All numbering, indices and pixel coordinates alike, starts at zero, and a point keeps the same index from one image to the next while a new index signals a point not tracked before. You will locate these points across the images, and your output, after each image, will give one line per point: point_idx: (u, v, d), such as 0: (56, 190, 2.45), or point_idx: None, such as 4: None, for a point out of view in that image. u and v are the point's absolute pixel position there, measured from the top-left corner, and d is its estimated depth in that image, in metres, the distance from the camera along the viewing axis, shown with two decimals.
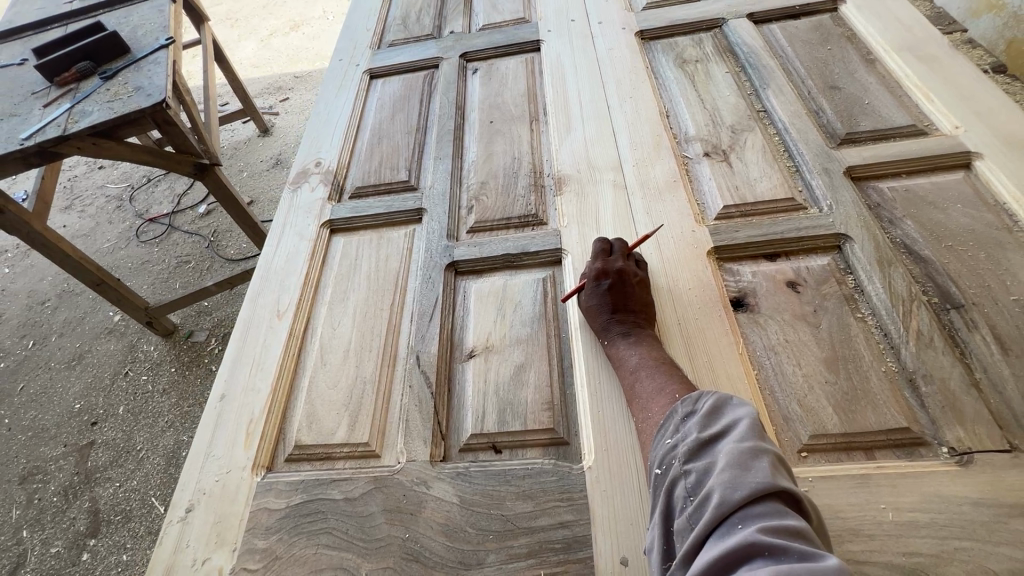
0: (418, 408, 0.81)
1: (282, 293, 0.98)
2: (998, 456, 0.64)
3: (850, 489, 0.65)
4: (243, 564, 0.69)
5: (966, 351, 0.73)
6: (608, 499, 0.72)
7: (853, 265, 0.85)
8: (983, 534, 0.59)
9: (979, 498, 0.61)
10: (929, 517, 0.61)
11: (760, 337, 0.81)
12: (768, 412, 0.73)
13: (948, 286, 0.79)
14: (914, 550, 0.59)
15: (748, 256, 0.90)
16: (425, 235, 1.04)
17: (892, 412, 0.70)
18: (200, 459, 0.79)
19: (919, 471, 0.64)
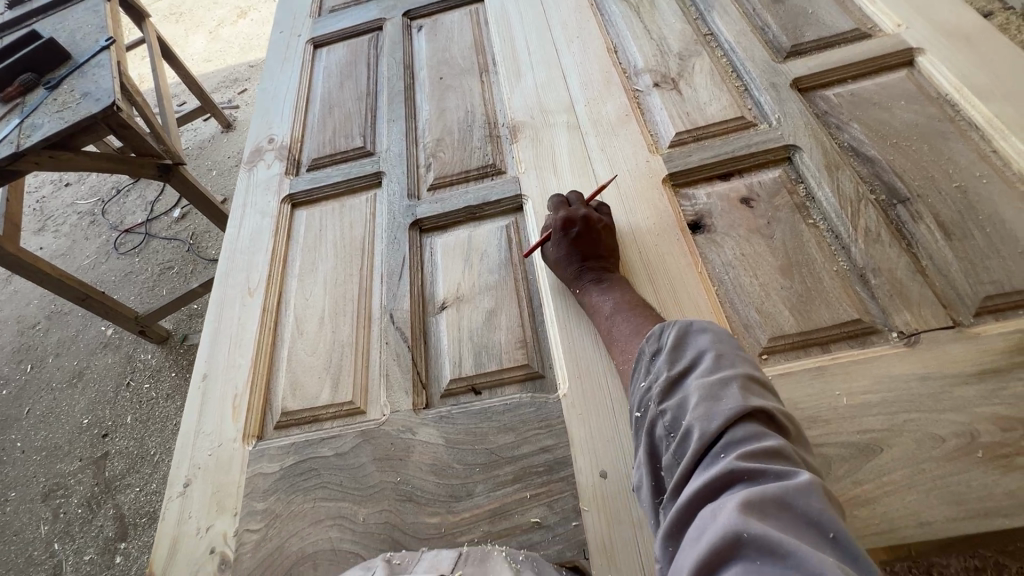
0: (397, 362, 0.88)
1: (252, 272, 1.07)
2: (942, 333, 0.71)
3: (807, 381, 0.71)
4: (246, 525, 0.78)
5: (913, 242, 0.80)
6: (584, 420, 0.76)
7: (803, 174, 0.91)
8: (929, 403, 0.66)
9: (925, 374, 0.68)
10: (880, 397, 0.68)
11: (717, 254, 0.86)
12: (729, 323, 0.80)
13: (894, 182, 0.86)
14: (867, 427, 0.66)
15: (705, 180, 0.97)
16: (388, 197, 1.10)
17: (845, 306, 0.76)
18: (193, 437, 0.89)
19: (872, 355, 0.72)
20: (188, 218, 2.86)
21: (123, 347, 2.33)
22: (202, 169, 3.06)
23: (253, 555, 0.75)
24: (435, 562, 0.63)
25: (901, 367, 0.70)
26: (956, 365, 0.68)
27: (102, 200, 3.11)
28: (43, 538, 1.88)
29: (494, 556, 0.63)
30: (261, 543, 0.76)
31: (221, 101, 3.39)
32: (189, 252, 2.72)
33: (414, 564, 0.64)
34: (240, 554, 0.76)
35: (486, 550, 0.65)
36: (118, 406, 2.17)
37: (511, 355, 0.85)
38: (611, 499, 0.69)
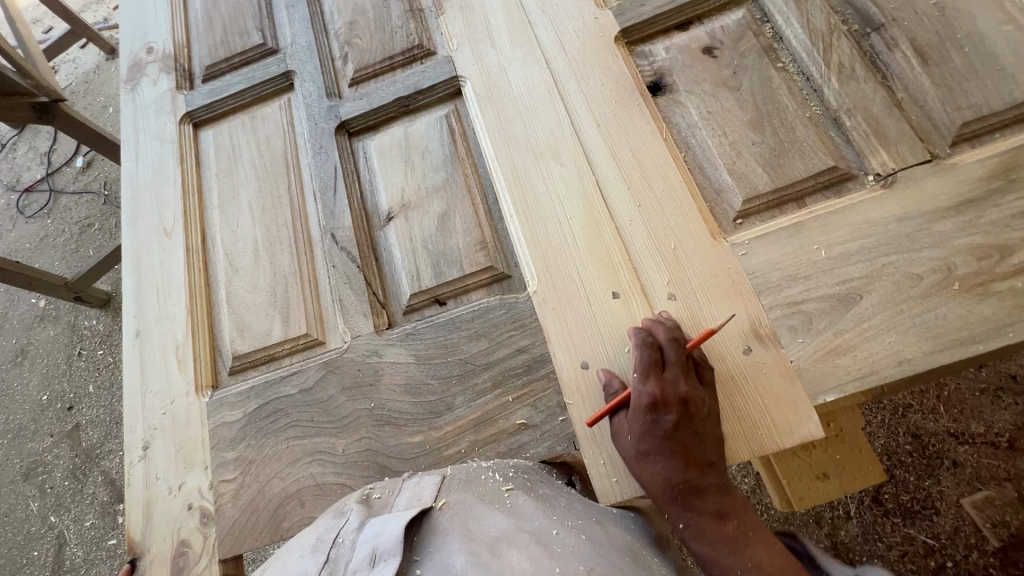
0: (349, 285, 0.79)
1: (163, 210, 0.92)
2: (919, 169, 0.67)
3: (785, 240, 0.67)
4: (220, 476, 0.73)
5: (888, 74, 0.73)
6: (558, 315, 0.71)
7: (769, 13, 0.81)
8: (907, 243, 0.64)
9: (903, 215, 0.65)
10: (859, 245, 0.65)
11: (682, 116, 0.78)
12: (700, 191, 0.74)
13: (867, 8, 0.76)
14: (848, 278, 0.64)
15: (661, 33, 0.85)
16: (304, 100, 0.94)
17: (819, 155, 0.71)
18: (140, 397, 0.81)
19: (850, 202, 0.67)
20: (93, 166, 2.51)
21: (65, 316, 2.15)
22: (96, 107, 2.64)
23: (235, 503, 0.72)
24: (418, 494, 0.60)
25: (879, 211, 0.66)
26: (933, 200, 0.65)
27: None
28: (36, 514, 1.84)
29: (483, 482, 0.62)
30: (239, 490, 0.72)
31: (94, 19, 2.84)
32: (106, 204, 2.42)
33: (396, 494, 0.62)
34: (219, 504, 0.72)
35: (473, 473, 0.63)
36: (74, 376, 2.03)
37: (472, 259, 0.78)
38: (596, 388, 0.67)
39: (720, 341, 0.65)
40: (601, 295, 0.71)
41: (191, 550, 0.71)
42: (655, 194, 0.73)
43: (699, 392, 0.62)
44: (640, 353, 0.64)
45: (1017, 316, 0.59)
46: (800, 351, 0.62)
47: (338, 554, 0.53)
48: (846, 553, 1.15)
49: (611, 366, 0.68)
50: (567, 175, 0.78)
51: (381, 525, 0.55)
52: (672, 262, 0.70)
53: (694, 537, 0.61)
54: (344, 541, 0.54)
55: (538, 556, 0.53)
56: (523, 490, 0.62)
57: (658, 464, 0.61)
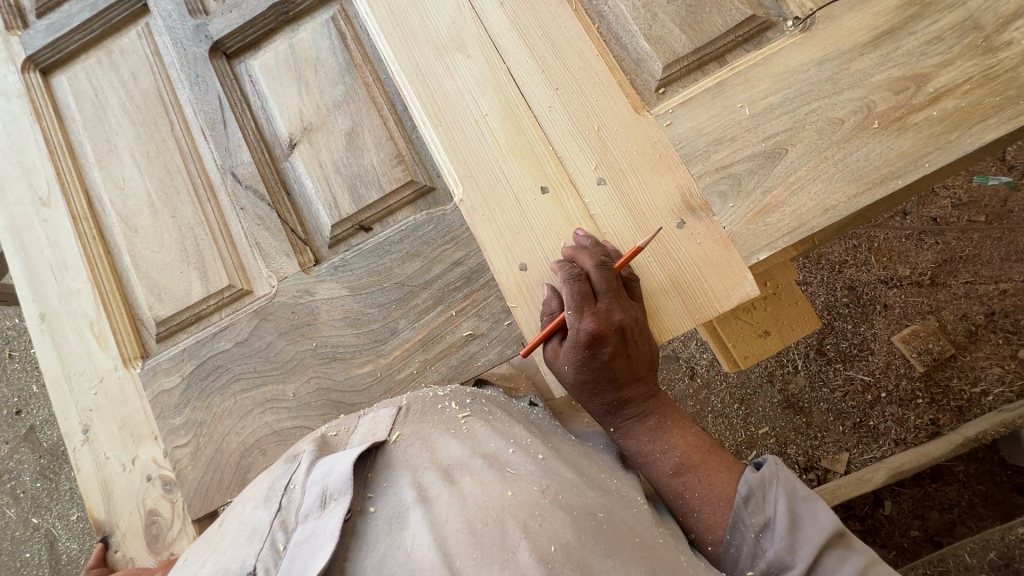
0: (263, 227, 0.73)
1: (32, 176, 0.81)
2: (838, 5, 0.62)
3: (710, 104, 0.64)
4: (173, 443, 0.71)
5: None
6: (490, 221, 0.67)
7: None
8: (827, 88, 0.61)
9: (823, 57, 0.62)
10: (782, 97, 0.62)
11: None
12: (619, 64, 0.69)
13: None
14: (772, 133, 0.62)
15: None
16: (164, 23, 0.80)
17: (736, 6, 0.66)
18: (66, 382, 0.75)
19: (772, 52, 0.63)
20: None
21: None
22: None
23: (195, 466, 0.70)
24: (373, 429, 0.59)
25: (800, 56, 0.62)
26: (852, 37, 0.61)
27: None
28: None
29: (439, 411, 0.62)
30: (196, 451, 0.70)
31: None
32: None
33: (352, 431, 0.61)
34: (179, 468, 0.70)
35: (430, 401, 0.62)
36: None
37: (390, 177, 0.72)
38: (537, 287, 0.66)
39: (653, 218, 0.64)
40: (530, 192, 0.67)
41: (162, 516, 0.70)
42: (572, 74, 0.68)
43: (631, 313, 0.62)
44: (571, 289, 0.61)
45: (933, 145, 0.59)
46: (731, 215, 0.61)
47: (290, 501, 0.53)
48: (796, 402, 1.25)
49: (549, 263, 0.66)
50: (477, 66, 0.71)
51: (331, 464, 0.54)
52: (598, 145, 0.66)
53: (623, 435, 0.68)
54: (297, 486, 0.54)
55: (489, 480, 0.53)
56: (479, 416, 0.62)
57: (595, 386, 0.65)
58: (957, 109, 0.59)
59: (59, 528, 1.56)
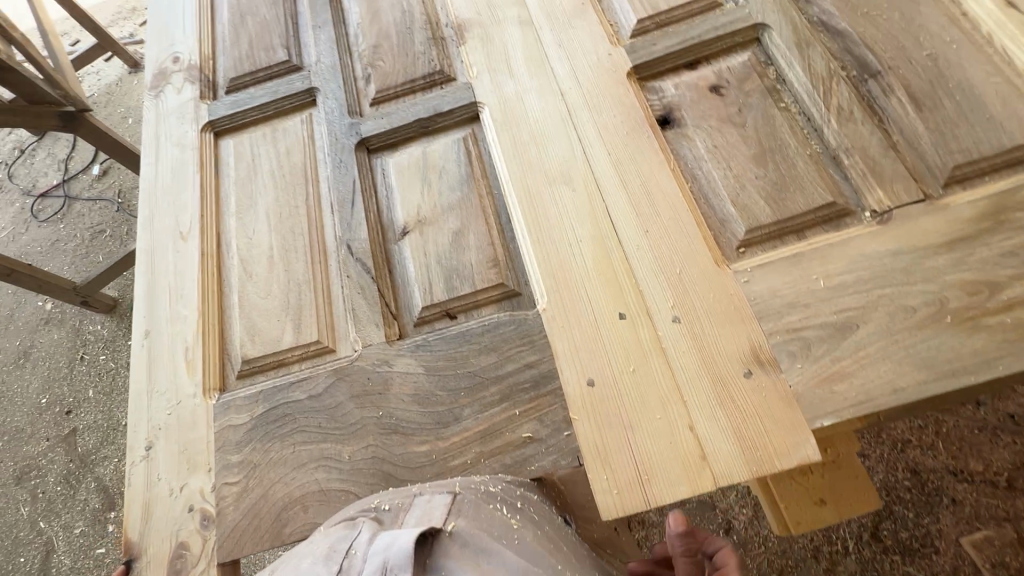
0: (362, 296, 0.81)
1: (179, 213, 0.94)
2: (913, 207, 0.70)
3: (785, 269, 0.70)
4: (223, 479, 0.73)
5: (884, 116, 0.75)
6: (567, 332, 0.74)
7: (773, 56, 0.85)
8: (900, 277, 0.66)
9: (897, 249, 0.68)
10: (855, 276, 0.68)
11: (689, 149, 0.81)
12: (705, 219, 0.77)
13: (865, 55, 0.79)
14: (844, 307, 0.66)
15: (669, 70, 0.89)
16: (326, 116, 0.98)
17: (819, 190, 0.74)
18: (146, 397, 0.81)
19: (847, 236, 0.70)
20: (111, 173, 2.29)
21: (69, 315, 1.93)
22: (117, 118, 2.44)
23: (237, 507, 0.72)
24: (429, 513, 0.62)
25: (873, 246, 0.69)
26: (927, 236, 0.68)
27: (3, 160, 2.42)
28: None
29: (491, 509, 0.64)
30: (241, 492, 0.72)
31: (122, 34, 2.65)
32: (121, 211, 2.20)
33: (406, 510, 0.63)
34: (222, 504, 0.72)
35: (482, 495, 0.65)
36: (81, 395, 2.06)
37: (483, 275, 0.81)
38: (603, 404, 0.70)
39: (722, 362, 0.68)
40: (610, 316, 0.74)
41: (189, 552, 0.70)
42: (661, 221, 0.77)
43: None
44: None
45: (1007, 350, 0.61)
46: (799, 375, 0.64)
47: (350, 565, 0.55)
48: None
49: (617, 383, 0.70)
50: (578, 199, 0.82)
51: (393, 536, 0.56)
52: (676, 286, 0.73)
53: None
54: (357, 553, 0.55)
55: None
56: (529, 527, 0.66)
57: None
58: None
59: (60, 539, 1.61)
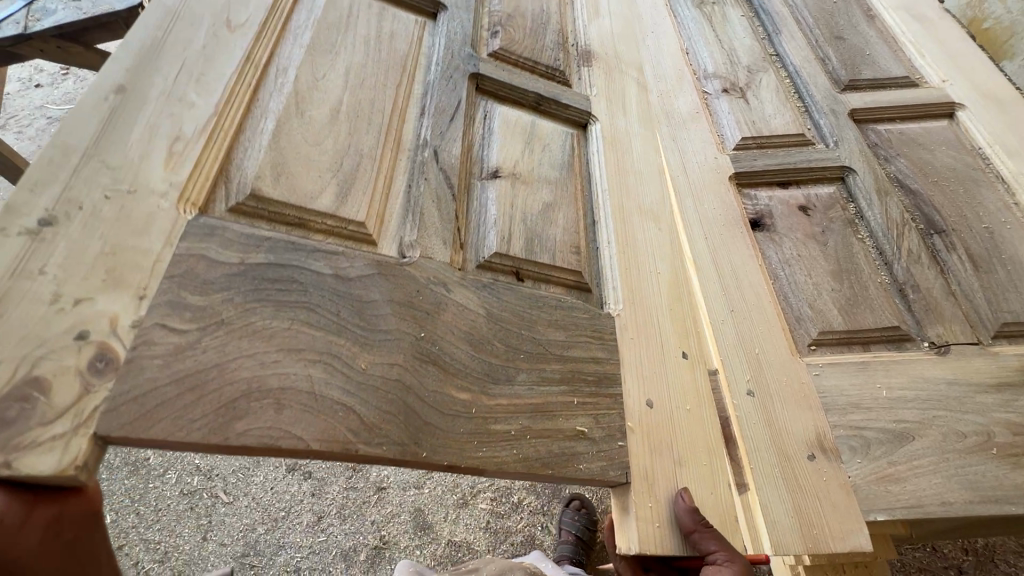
0: (436, 207, 0.68)
1: (235, 4, 0.72)
2: (968, 347, 0.77)
3: (853, 372, 0.74)
4: (161, 318, 0.48)
5: (946, 268, 0.84)
6: (636, 345, 0.69)
7: (854, 195, 0.94)
8: (954, 404, 0.72)
9: (953, 379, 0.73)
10: (914, 394, 0.72)
11: (776, 252, 0.87)
12: (783, 314, 0.80)
13: (933, 214, 0.89)
14: (901, 418, 0.71)
15: (763, 184, 0.97)
16: (446, 34, 0.89)
17: (887, 314, 0.80)
18: (76, 159, 0.52)
19: (906, 360, 0.75)
20: None
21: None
22: None
23: (166, 365, 0.46)
24: None
25: (931, 371, 0.74)
26: (978, 375, 0.74)
27: None
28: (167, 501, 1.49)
29: None
30: (182, 348, 0.47)
31: None
32: None
33: None
34: (140, 351, 0.45)
35: None
36: None
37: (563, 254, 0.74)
38: (658, 428, 0.64)
39: (789, 445, 0.68)
40: (674, 357, 0.71)
41: (44, 401, 0.41)
42: (754, 301, 0.80)
43: None
44: None
45: None
46: (857, 470, 0.67)
47: None
48: None
49: (675, 415, 0.66)
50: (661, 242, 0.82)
51: None
52: (756, 364, 0.74)
53: None
54: None
55: None
56: None
57: None
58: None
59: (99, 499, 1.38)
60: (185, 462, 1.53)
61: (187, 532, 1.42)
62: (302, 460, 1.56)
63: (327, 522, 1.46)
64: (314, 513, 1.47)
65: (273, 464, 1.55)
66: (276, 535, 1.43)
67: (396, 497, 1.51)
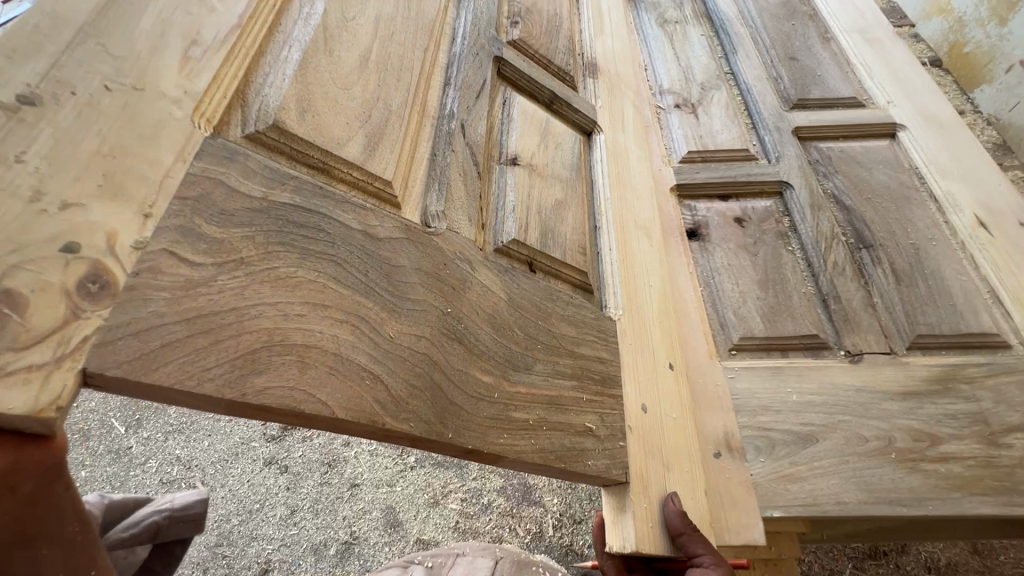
0: (463, 183, 0.66)
1: None
2: (881, 355, 0.80)
3: (767, 377, 0.78)
4: (172, 244, 0.39)
5: (869, 280, 0.87)
6: (633, 351, 0.71)
7: (789, 209, 0.99)
8: (860, 409, 0.74)
9: (862, 385, 0.76)
10: (822, 399, 0.75)
11: (706, 260, 0.93)
12: (707, 318, 0.86)
13: (863, 230, 0.93)
14: (807, 420, 0.74)
15: (704, 197, 1.04)
16: (473, 10, 0.86)
17: (807, 322, 0.84)
18: (74, 36, 0.43)
19: (822, 365, 0.79)
20: None
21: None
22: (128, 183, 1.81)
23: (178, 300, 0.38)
24: None
25: (845, 377, 0.77)
26: (887, 384, 0.77)
27: None
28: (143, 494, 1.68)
29: None
30: (192, 282, 0.39)
31: None
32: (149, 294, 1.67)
33: None
34: (145, 279, 0.37)
35: None
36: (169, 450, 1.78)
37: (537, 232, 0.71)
38: (652, 432, 0.66)
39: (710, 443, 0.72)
40: (663, 367, 0.74)
41: (16, 321, 0.32)
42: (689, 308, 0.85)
43: None
44: None
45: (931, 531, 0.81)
46: (760, 468, 0.70)
47: None
48: None
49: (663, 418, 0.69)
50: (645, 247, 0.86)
51: None
52: (703, 369, 0.78)
53: None
54: None
55: None
56: None
57: None
58: (961, 477, 0.69)
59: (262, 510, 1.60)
60: (164, 452, 1.76)
61: None
62: (279, 454, 1.76)
63: (301, 515, 1.64)
64: (287, 507, 1.65)
65: (251, 457, 1.75)
66: (249, 526, 1.61)
67: (368, 494, 1.67)
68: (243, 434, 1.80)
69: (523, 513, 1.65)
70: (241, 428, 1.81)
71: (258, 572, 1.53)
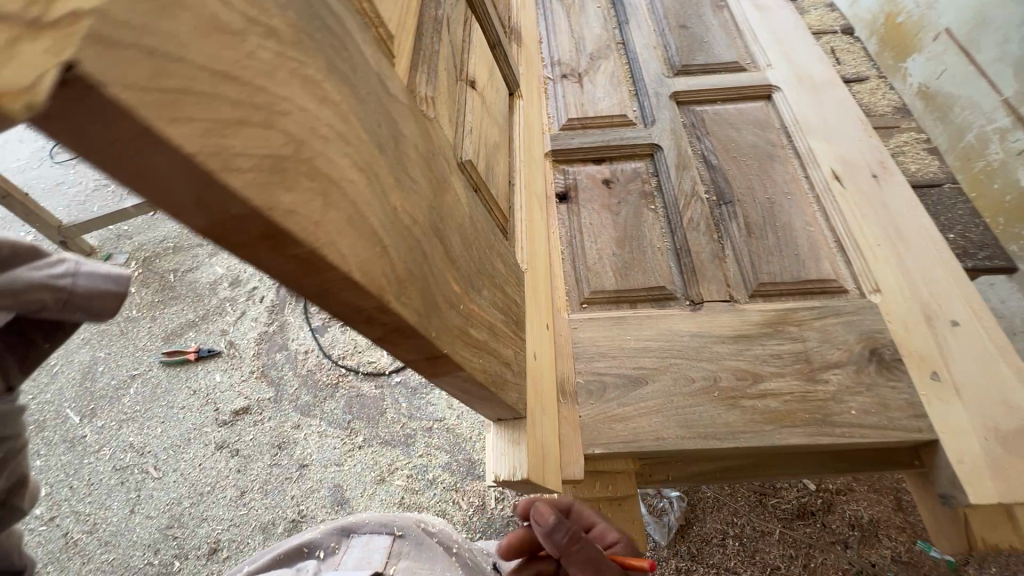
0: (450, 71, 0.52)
1: None
2: (720, 303, 0.74)
3: (606, 326, 0.75)
4: None
5: (724, 237, 0.81)
6: (535, 304, 0.67)
7: (658, 169, 0.92)
8: (690, 353, 0.70)
9: (696, 332, 0.72)
10: (658, 344, 0.72)
11: (569, 221, 0.87)
12: (555, 274, 0.79)
13: (724, 186, 0.86)
14: (642, 363, 0.70)
15: (578, 162, 0.97)
16: None
17: (657, 274, 0.79)
18: None
19: (660, 313, 0.75)
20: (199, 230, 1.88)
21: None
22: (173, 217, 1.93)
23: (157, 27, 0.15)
24: None
25: (684, 325, 0.73)
26: (721, 328, 0.72)
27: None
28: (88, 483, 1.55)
29: None
30: (216, 25, 0.17)
31: None
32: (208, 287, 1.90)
33: None
34: None
35: None
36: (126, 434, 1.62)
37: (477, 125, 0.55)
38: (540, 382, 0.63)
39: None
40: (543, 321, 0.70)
41: None
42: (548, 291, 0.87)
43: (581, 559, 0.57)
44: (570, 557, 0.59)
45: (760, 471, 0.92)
46: (586, 408, 0.68)
47: None
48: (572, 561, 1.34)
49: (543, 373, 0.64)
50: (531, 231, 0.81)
51: None
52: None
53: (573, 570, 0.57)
54: None
55: None
56: None
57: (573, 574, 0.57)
58: (777, 411, 0.65)
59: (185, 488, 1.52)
60: (119, 440, 1.61)
61: (117, 504, 1.51)
62: (231, 438, 1.60)
63: (250, 497, 1.51)
64: (237, 488, 1.52)
65: (202, 442, 1.60)
66: (201, 508, 1.50)
67: (317, 472, 1.53)
68: (195, 419, 1.64)
69: (467, 487, 1.49)
70: (193, 414, 1.65)
71: (208, 553, 1.43)
